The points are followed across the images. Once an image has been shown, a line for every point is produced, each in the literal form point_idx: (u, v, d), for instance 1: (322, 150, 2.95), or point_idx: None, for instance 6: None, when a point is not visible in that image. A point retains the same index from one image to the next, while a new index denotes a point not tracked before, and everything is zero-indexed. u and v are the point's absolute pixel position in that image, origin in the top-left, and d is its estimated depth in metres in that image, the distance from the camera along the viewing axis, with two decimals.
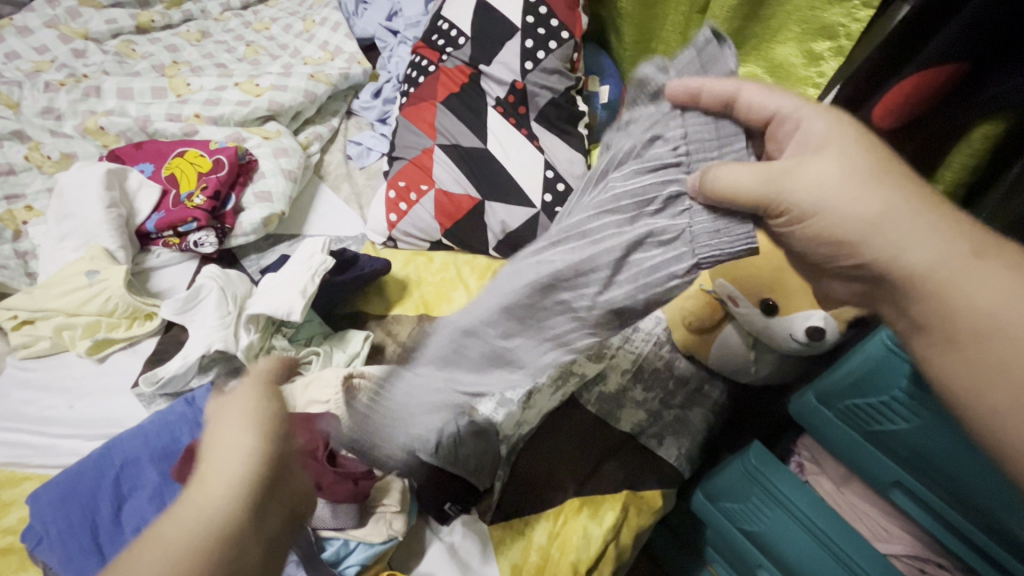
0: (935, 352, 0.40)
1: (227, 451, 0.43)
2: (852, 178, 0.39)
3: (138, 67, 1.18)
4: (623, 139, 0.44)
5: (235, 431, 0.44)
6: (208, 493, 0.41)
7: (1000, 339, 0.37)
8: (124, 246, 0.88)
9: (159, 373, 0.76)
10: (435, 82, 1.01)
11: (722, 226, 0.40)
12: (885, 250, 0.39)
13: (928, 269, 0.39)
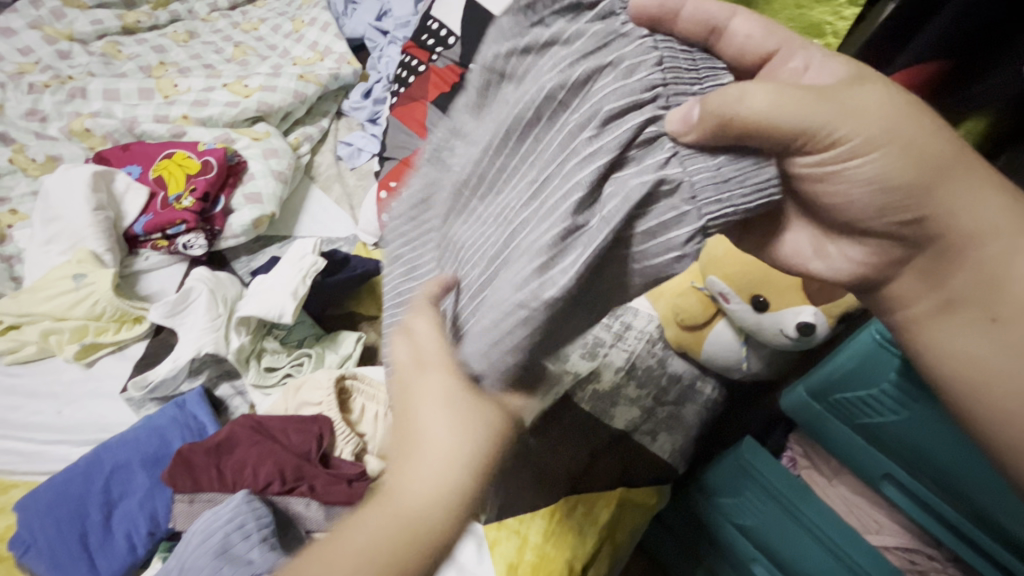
0: (976, 324, 0.40)
1: (435, 452, 0.35)
2: (897, 121, 0.38)
3: (124, 69, 1.17)
4: (546, 70, 0.34)
5: (452, 429, 0.35)
6: (415, 505, 0.33)
7: None
8: (111, 249, 0.87)
9: (148, 377, 0.75)
10: (426, 81, 1.02)
11: (728, 175, 0.33)
12: (935, 206, 0.39)
13: (971, 233, 0.40)
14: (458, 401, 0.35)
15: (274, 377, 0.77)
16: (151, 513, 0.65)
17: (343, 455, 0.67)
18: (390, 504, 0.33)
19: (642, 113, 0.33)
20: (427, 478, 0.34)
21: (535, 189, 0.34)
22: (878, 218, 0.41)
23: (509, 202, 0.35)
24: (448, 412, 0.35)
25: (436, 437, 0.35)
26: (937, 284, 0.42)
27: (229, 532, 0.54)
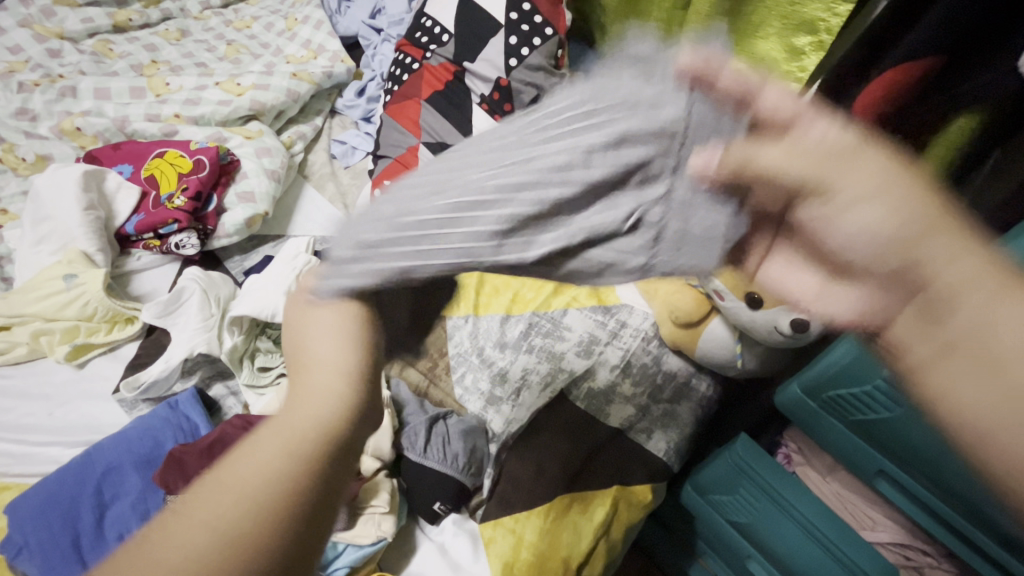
0: (964, 372, 0.29)
1: (321, 362, 0.36)
2: (897, 176, 0.33)
3: (115, 67, 1.16)
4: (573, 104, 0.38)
5: (332, 337, 0.37)
6: (306, 407, 0.34)
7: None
8: (102, 249, 0.86)
9: (140, 378, 0.75)
10: (419, 79, 1.01)
11: (696, 226, 0.39)
12: (922, 256, 0.32)
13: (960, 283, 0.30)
14: (348, 323, 0.37)
15: (268, 377, 0.77)
16: (144, 515, 0.65)
17: None
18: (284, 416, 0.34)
19: (648, 154, 0.38)
20: (319, 381, 0.36)
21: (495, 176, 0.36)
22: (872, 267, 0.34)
23: (461, 199, 0.36)
24: (330, 331, 0.37)
25: (320, 350, 0.37)
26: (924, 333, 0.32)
27: None
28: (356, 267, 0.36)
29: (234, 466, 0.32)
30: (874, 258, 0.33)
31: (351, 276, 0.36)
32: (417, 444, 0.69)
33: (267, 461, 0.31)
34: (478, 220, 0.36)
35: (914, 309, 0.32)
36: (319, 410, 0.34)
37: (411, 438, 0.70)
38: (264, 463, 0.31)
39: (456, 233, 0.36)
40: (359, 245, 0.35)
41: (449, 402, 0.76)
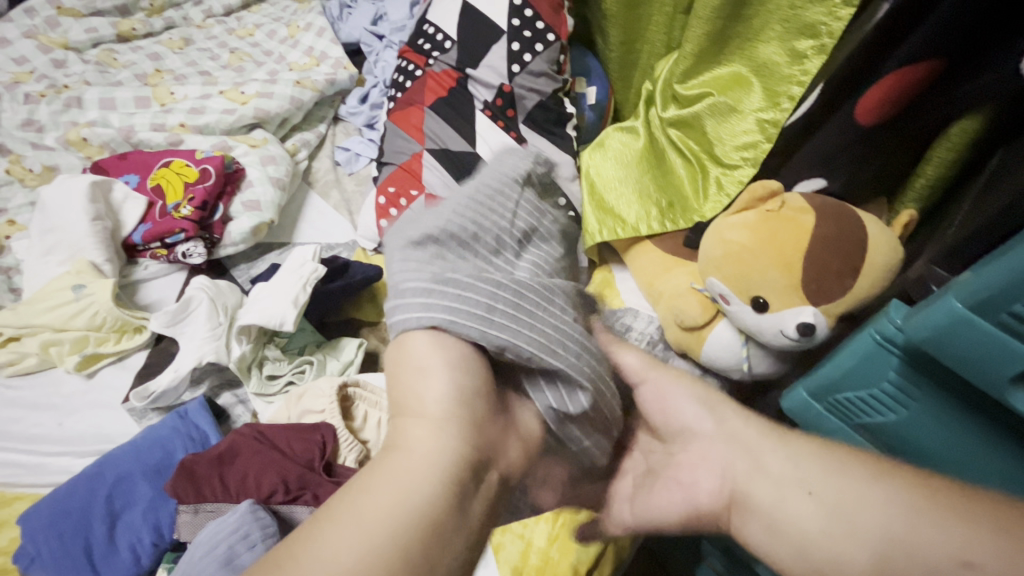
0: (801, 505, 0.40)
1: (420, 414, 0.37)
2: (701, 391, 0.50)
3: (120, 77, 1.16)
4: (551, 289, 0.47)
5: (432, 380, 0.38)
6: (414, 454, 0.35)
7: (833, 492, 0.39)
8: (110, 259, 0.87)
9: (150, 387, 0.75)
10: (422, 86, 1.02)
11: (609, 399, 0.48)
12: (725, 432, 0.46)
13: (757, 458, 0.44)
14: (443, 347, 0.39)
15: (276, 385, 0.77)
16: (155, 525, 0.65)
17: (346, 462, 0.67)
18: (391, 463, 0.35)
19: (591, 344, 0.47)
20: (419, 432, 0.36)
21: (530, 290, 0.43)
22: (715, 455, 0.46)
23: (524, 300, 0.41)
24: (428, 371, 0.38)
25: (418, 398, 0.38)
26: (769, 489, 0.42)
27: (234, 543, 0.54)
28: (423, 298, 0.39)
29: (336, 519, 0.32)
30: (712, 441, 0.46)
31: (414, 305, 0.38)
32: None
33: (376, 511, 0.32)
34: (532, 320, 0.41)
35: (751, 478, 0.43)
36: (428, 459, 0.35)
37: None
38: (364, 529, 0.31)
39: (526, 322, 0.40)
40: (440, 278, 0.39)
41: None
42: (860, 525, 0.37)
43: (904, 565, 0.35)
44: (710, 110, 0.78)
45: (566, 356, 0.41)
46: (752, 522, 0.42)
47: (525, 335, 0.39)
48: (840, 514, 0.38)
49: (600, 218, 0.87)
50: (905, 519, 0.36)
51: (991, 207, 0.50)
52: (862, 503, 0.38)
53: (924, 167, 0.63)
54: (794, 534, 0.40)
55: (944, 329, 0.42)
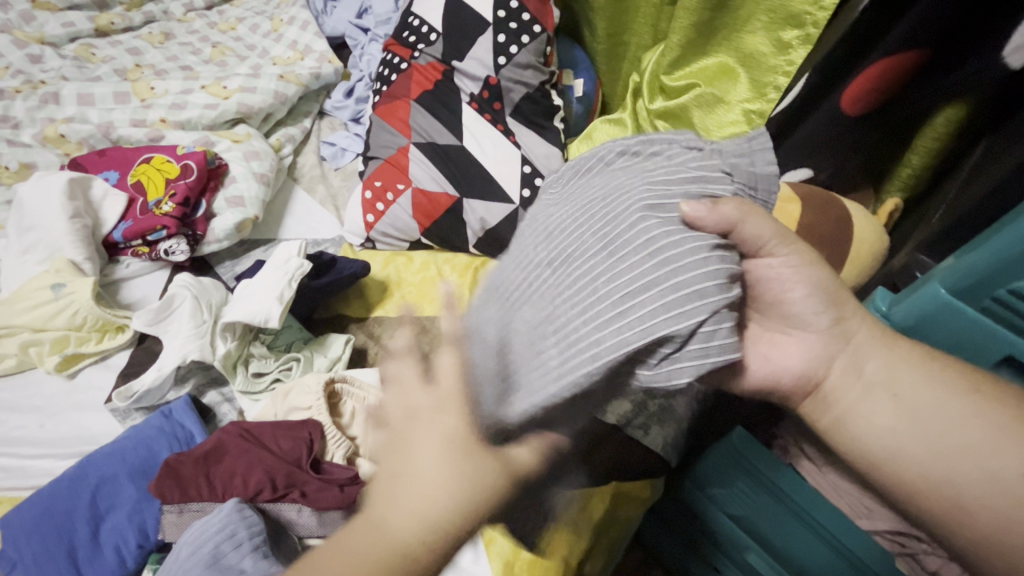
0: (882, 407, 0.41)
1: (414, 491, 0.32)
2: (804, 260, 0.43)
3: (99, 72, 1.14)
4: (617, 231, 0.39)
5: (442, 471, 0.32)
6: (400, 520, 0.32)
7: (917, 404, 0.40)
8: (90, 257, 0.85)
9: (133, 387, 0.74)
10: (408, 79, 1.00)
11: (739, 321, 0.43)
12: (834, 331, 0.43)
13: (853, 358, 0.43)
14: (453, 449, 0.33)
15: (262, 383, 0.77)
16: (141, 526, 0.64)
17: (334, 459, 0.67)
18: (368, 530, 0.33)
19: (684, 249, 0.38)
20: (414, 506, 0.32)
21: (569, 290, 0.38)
22: (808, 346, 0.44)
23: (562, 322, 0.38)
24: (439, 448, 0.33)
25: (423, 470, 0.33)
26: (862, 392, 0.42)
27: (220, 542, 0.54)
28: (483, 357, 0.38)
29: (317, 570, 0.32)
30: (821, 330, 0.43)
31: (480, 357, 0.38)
32: None
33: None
34: (581, 321, 0.37)
35: (846, 384, 0.43)
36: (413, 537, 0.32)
37: None
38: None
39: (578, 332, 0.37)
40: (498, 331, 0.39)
41: None
42: (942, 438, 0.39)
43: (954, 474, 0.38)
44: (697, 101, 0.79)
45: (626, 337, 0.36)
46: (824, 414, 0.43)
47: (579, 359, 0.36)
48: (921, 420, 0.40)
49: None
50: (988, 440, 0.38)
51: (978, 191, 0.51)
52: (945, 417, 0.39)
53: (910, 158, 0.63)
54: (864, 428, 0.42)
55: (929, 315, 0.42)
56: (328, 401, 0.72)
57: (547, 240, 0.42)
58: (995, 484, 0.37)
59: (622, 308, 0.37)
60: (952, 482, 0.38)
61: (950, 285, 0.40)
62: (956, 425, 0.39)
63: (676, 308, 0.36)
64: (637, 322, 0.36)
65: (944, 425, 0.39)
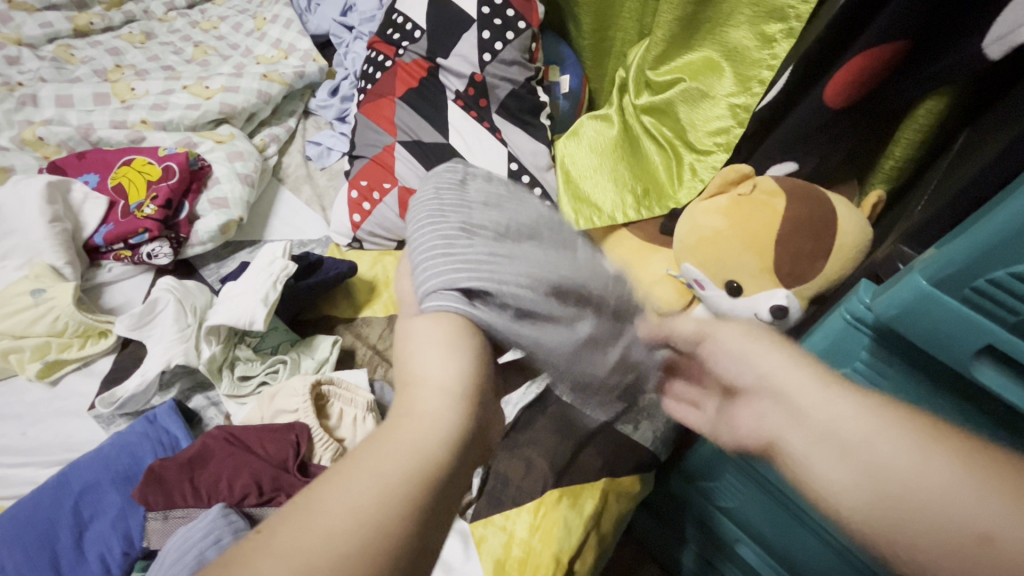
0: (837, 463, 0.33)
1: (431, 386, 0.34)
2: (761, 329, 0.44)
3: (79, 73, 1.12)
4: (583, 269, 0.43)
5: (438, 361, 0.34)
6: (419, 419, 0.32)
7: (877, 455, 0.32)
8: (70, 262, 0.84)
9: (117, 393, 0.73)
10: (393, 77, 1.00)
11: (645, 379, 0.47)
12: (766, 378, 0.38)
13: (801, 402, 0.36)
14: (464, 339, 0.35)
15: (249, 386, 0.76)
16: (126, 533, 0.63)
17: (321, 461, 0.66)
18: (374, 441, 0.31)
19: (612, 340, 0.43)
20: (430, 398, 0.33)
21: (520, 254, 0.39)
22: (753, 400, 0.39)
23: (518, 278, 0.37)
24: (440, 347, 0.34)
25: (429, 368, 0.34)
26: (814, 441, 0.34)
27: (205, 547, 0.53)
28: (457, 289, 0.35)
29: (332, 479, 0.29)
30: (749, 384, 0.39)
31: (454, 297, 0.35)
32: None
33: (363, 498, 0.28)
34: (543, 323, 0.38)
35: (783, 426, 0.36)
36: (433, 424, 0.32)
37: None
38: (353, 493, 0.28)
39: (541, 329, 0.38)
40: (472, 277, 0.35)
41: None
42: (909, 499, 0.30)
43: (924, 546, 0.29)
44: (682, 96, 0.79)
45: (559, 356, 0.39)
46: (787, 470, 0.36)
47: (528, 329, 0.37)
48: (878, 477, 0.31)
49: (576, 207, 0.87)
50: (952, 496, 0.29)
51: (964, 175, 0.50)
52: (904, 468, 0.31)
53: (894, 149, 0.63)
54: (820, 488, 0.33)
55: (909, 306, 0.42)
56: (317, 405, 0.71)
57: (506, 219, 0.41)
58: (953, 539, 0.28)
59: (575, 333, 0.40)
60: (926, 555, 0.29)
61: (933, 276, 0.40)
62: (919, 481, 0.30)
63: (593, 344, 0.41)
64: (579, 347, 0.40)
65: (908, 482, 0.30)
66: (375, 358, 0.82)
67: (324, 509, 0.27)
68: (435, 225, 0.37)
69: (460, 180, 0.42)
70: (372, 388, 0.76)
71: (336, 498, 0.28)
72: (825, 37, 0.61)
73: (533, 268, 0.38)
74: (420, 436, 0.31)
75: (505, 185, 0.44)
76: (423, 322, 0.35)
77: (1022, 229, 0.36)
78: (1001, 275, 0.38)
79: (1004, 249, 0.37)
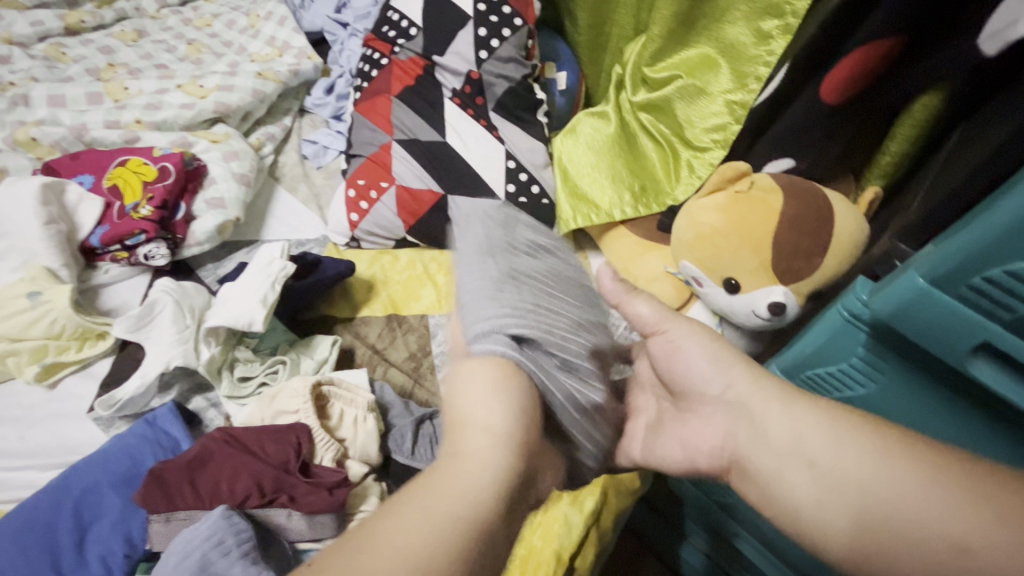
0: (800, 473, 0.40)
1: (487, 426, 0.37)
2: (715, 348, 0.49)
3: (71, 72, 1.11)
4: (595, 331, 0.47)
5: (485, 399, 0.37)
6: (469, 460, 0.35)
7: (830, 461, 0.39)
8: (67, 264, 0.83)
9: (115, 395, 0.73)
10: (389, 75, 0.99)
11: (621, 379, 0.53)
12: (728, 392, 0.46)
13: (763, 425, 0.43)
14: (516, 380, 0.38)
15: (248, 388, 0.76)
16: (127, 535, 0.63)
17: (323, 462, 0.66)
18: (436, 479, 0.34)
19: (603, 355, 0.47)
20: (478, 437, 0.36)
21: (553, 309, 0.43)
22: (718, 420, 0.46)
23: (556, 331, 0.41)
24: (491, 387, 0.37)
25: (477, 409, 0.37)
26: (781, 456, 0.42)
27: (208, 549, 0.53)
28: (505, 333, 0.39)
29: (395, 519, 0.31)
30: (717, 393, 0.47)
31: (502, 341, 0.38)
32: (405, 446, 0.70)
33: (424, 537, 0.30)
34: (564, 378, 0.41)
35: (750, 444, 0.44)
36: (483, 464, 0.35)
37: (398, 440, 0.71)
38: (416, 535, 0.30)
39: (563, 381, 0.41)
40: (518, 324, 0.39)
41: (434, 401, 0.78)
42: (866, 496, 0.37)
43: (884, 529, 0.36)
44: (679, 93, 0.79)
45: (574, 411, 0.42)
46: (750, 486, 0.43)
47: (555, 381, 0.41)
48: (838, 483, 0.38)
49: (574, 205, 0.87)
50: (905, 488, 0.36)
51: (962, 171, 0.51)
52: (851, 469, 0.38)
53: (889, 144, 0.63)
54: (790, 493, 0.41)
55: (905, 304, 0.42)
56: (318, 404, 0.71)
57: (542, 273, 0.45)
58: (927, 540, 0.34)
59: (589, 388, 0.43)
60: (884, 541, 0.36)
61: (931, 274, 0.41)
62: (874, 481, 0.37)
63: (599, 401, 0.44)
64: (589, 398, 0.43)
65: (862, 480, 0.38)
66: (375, 358, 0.82)
67: (391, 544, 0.30)
68: (486, 267, 0.42)
69: (504, 231, 0.47)
70: (373, 388, 0.76)
71: (403, 534, 0.30)
72: (822, 32, 0.61)
73: (562, 323, 0.42)
74: (472, 478, 0.34)
75: (542, 241, 0.50)
76: (472, 361, 0.38)
77: (1019, 227, 0.36)
78: (997, 274, 0.38)
79: (999, 247, 0.37)
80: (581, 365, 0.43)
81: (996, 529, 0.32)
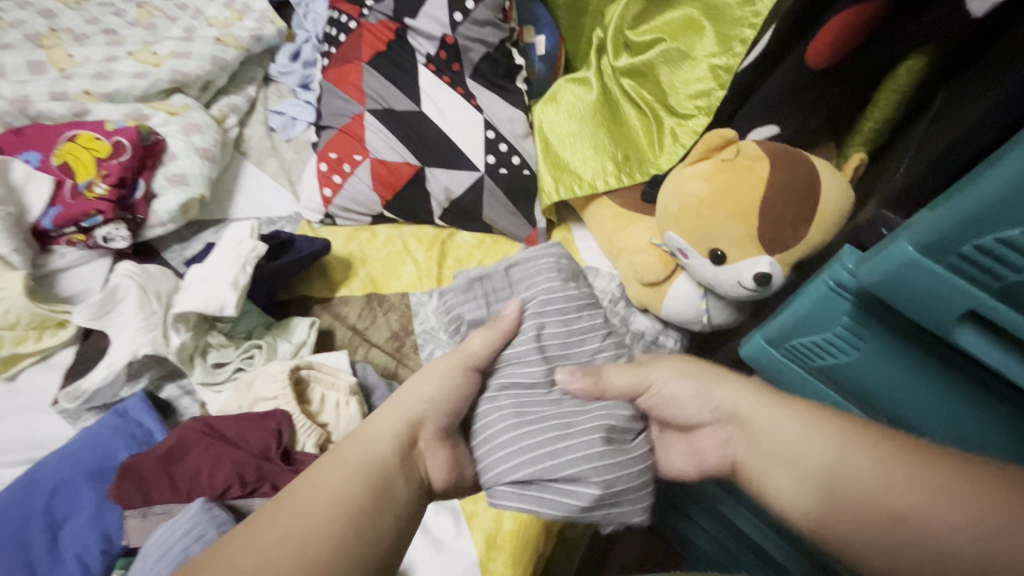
0: (783, 472, 0.42)
1: (403, 407, 0.45)
2: None
3: (7, 38, 1.02)
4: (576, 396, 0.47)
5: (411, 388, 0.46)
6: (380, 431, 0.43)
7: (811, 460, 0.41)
8: (18, 249, 0.78)
9: (81, 387, 0.69)
10: (358, 40, 0.94)
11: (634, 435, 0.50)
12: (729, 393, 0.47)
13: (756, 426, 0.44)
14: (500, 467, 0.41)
15: (223, 373, 0.73)
16: (103, 530, 0.60)
17: (306, 448, 0.65)
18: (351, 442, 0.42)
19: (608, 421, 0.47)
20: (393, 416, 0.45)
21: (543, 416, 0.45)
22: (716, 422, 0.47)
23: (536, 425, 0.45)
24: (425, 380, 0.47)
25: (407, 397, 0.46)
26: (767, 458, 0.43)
27: (188, 544, 0.52)
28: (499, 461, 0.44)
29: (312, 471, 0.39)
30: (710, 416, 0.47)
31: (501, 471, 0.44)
32: None
33: (334, 482, 0.39)
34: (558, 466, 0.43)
35: (742, 449, 0.45)
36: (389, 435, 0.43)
37: None
38: (326, 482, 0.38)
39: (556, 469, 0.43)
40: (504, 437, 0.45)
41: None
42: (844, 491, 0.39)
43: (855, 524, 0.38)
44: (662, 57, 0.76)
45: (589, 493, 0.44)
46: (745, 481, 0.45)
47: (556, 475, 0.43)
48: (819, 479, 0.40)
49: (556, 176, 0.83)
50: (879, 480, 0.38)
51: (949, 131, 0.49)
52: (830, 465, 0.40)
53: (872, 112, 0.63)
54: (773, 491, 0.42)
55: (894, 273, 0.42)
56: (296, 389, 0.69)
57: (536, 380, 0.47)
58: (888, 536, 0.37)
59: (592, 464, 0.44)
60: (852, 534, 0.38)
61: (919, 244, 0.40)
62: (850, 475, 0.39)
63: (620, 467, 0.45)
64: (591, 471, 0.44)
65: (840, 474, 0.39)
66: (355, 339, 0.81)
67: (306, 491, 0.38)
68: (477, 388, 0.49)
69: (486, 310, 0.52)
70: (355, 369, 0.74)
71: (318, 481, 0.38)
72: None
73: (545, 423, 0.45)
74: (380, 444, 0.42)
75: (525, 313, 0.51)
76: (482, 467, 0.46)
77: (1010, 195, 0.35)
78: (989, 241, 0.37)
79: (991, 212, 0.36)
80: (573, 442, 0.44)
81: (955, 520, 0.34)
